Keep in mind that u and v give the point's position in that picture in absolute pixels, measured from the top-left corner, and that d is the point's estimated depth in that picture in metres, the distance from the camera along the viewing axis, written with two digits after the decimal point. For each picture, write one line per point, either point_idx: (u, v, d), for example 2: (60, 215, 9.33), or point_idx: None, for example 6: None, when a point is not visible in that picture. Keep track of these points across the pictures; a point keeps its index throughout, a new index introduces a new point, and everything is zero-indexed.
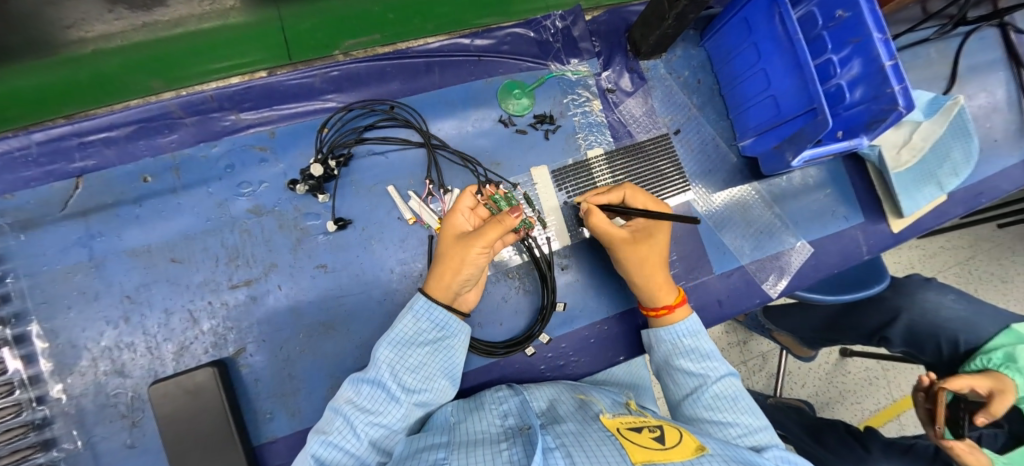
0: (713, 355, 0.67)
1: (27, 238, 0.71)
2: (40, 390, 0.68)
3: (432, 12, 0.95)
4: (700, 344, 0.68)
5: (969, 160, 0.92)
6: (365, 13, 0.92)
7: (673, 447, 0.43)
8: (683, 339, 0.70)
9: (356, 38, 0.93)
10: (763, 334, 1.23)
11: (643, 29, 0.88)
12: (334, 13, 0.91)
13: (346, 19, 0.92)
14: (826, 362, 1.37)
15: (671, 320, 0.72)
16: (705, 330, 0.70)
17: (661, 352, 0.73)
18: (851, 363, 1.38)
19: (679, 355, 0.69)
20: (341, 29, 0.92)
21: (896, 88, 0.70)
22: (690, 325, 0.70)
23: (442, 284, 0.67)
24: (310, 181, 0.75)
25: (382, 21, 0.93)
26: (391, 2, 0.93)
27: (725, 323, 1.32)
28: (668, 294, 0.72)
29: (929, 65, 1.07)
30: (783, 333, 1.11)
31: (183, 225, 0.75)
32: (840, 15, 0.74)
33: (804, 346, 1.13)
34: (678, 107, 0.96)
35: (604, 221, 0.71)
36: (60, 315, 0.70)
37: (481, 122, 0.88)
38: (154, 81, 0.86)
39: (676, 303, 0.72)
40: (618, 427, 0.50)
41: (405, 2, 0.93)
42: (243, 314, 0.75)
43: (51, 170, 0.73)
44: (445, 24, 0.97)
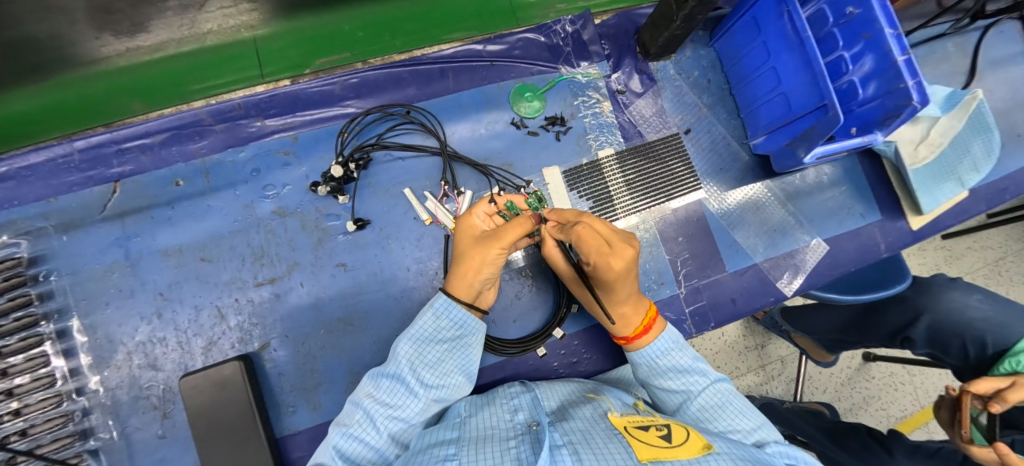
0: (692, 368, 0.66)
1: (69, 238, 0.76)
2: (79, 382, 0.72)
3: (401, 29, 1.02)
4: (675, 360, 0.67)
5: (990, 156, 0.90)
6: (338, 32, 0.99)
7: (680, 445, 0.44)
8: (657, 360, 0.68)
9: (328, 56, 0.99)
10: (782, 335, 1.23)
11: (652, 31, 0.89)
12: (307, 34, 0.99)
13: (319, 39, 0.99)
14: (849, 367, 1.34)
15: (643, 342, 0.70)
16: (680, 342, 0.69)
17: (640, 376, 0.71)
18: (874, 368, 1.34)
19: (657, 377, 0.67)
20: (314, 49, 0.99)
21: (910, 83, 0.70)
22: (661, 345, 0.68)
23: (463, 282, 0.69)
24: (332, 182, 0.78)
25: (353, 39, 1.00)
26: (363, 22, 1.00)
27: (743, 325, 1.31)
28: (625, 329, 0.70)
29: (947, 59, 1.06)
30: (802, 335, 1.12)
31: (211, 226, 0.79)
32: (851, 12, 0.74)
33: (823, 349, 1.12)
34: (688, 107, 0.97)
35: (558, 254, 0.74)
36: (98, 311, 0.74)
37: (493, 124, 0.90)
38: (135, 103, 0.93)
39: (634, 336, 0.70)
40: (626, 425, 0.51)
41: (374, 21, 1.00)
42: (267, 310, 0.78)
43: (91, 175, 0.78)
44: (413, 41, 1.02)
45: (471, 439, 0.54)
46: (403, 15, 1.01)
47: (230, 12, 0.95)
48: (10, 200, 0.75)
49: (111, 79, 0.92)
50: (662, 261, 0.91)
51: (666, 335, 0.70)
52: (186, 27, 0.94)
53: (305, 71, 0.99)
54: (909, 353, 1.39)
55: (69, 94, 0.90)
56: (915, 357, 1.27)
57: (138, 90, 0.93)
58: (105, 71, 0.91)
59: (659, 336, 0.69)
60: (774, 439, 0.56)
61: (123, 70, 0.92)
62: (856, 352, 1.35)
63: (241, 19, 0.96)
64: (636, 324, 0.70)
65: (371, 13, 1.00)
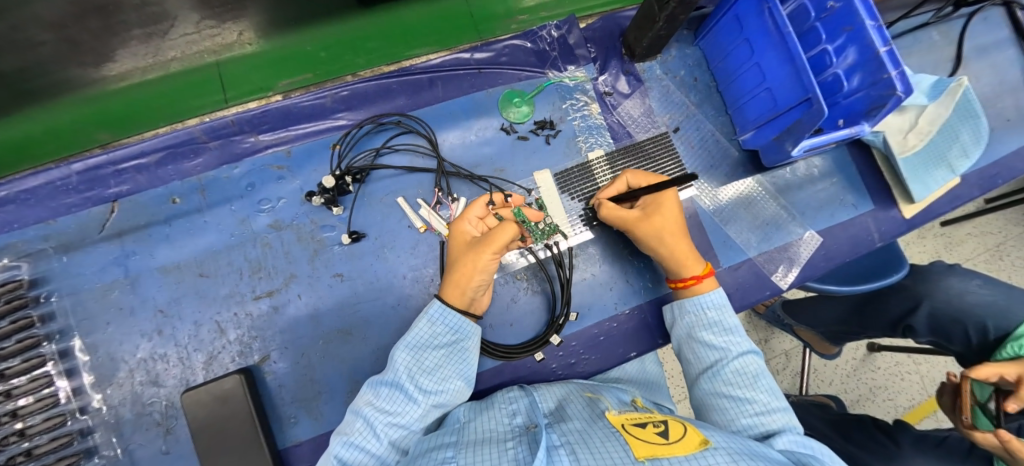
0: (737, 331, 0.69)
1: (69, 259, 0.77)
2: (83, 401, 0.73)
3: (363, 48, 1.07)
4: (724, 318, 0.70)
5: (978, 142, 0.92)
6: (301, 54, 1.05)
7: (677, 441, 0.44)
8: (706, 311, 0.71)
9: (290, 77, 1.04)
10: (785, 328, 1.24)
11: (636, 32, 0.90)
12: (272, 58, 1.05)
13: (283, 62, 1.05)
14: (853, 358, 1.34)
15: (699, 290, 0.74)
16: (730, 306, 0.71)
17: (683, 325, 0.74)
18: (878, 358, 1.34)
19: (701, 328, 0.71)
20: (277, 71, 1.04)
21: (893, 73, 0.71)
22: (713, 300, 0.71)
23: (456, 288, 0.70)
24: (326, 193, 0.79)
25: (316, 60, 1.05)
26: (325, 43, 1.06)
27: (745, 320, 1.32)
28: (695, 266, 0.74)
29: (932, 48, 1.07)
30: (805, 328, 1.13)
31: (208, 241, 0.80)
32: (832, 6, 0.76)
33: (826, 342, 1.13)
34: (675, 106, 0.98)
35: (613, 206, 0.76)
36: (99, 331, 0.75)
37: (484, 131, 0.91)
38: (102, 133, 0.99)
39: (703, 274, 0.74)
40: (624, 424, 0.52)
41: (336, 42, 1.06)
42: (266, 323, 0.78)
43: (88, 196, 0.79)
44: (375, 58, 1.07)
45: (473, 441, 0.55)
46: (365, 35, 1.07)
47: (192, 39, 1.02)
48: (11, 224, 0.76)
49: (79, 110, 0.98)
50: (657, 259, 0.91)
51: (718, 293, 0.73)
52: (150, 55, 1.01)
53: (270, 94, 1.04)
54: (913, 341, 1.39)
55: (36, 126, 0.96)
56: (919, 346, 1.26)
57: (106, 119, 0.98)
58: (71, 104, 0.98)
59: (715, 289, 0.74)
60: (791, 425, 0.58)
61: (92, 99, 0.98)
62: (859, 344, 1.35)
63: (204, 47, 1.03)
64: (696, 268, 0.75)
65: (333, 34, 1.06)
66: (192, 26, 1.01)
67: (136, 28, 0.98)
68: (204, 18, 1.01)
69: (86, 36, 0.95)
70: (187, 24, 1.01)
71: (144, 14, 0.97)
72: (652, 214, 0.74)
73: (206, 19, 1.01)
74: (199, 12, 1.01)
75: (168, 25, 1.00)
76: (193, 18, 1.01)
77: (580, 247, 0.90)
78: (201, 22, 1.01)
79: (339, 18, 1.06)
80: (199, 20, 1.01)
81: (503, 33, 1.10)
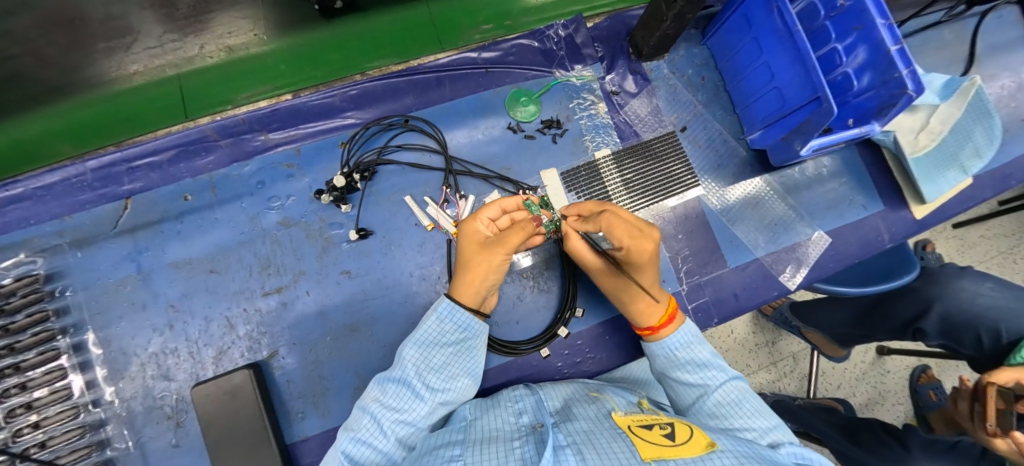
0: (710, 362, 0.65)
1: (83, 254, 0.78)
2: (95, 394, 0.74)
3: (322, 61, 1.11)
4: (694, 353, 0.67)
5: (992, 142, 0.90)
6: (261, 68, 1.10)
7: (684, 443, 0.44)
8: (676, 352, 0.68)
9: (249, 90, 1.09)
10: (792, 330, 1.23)
11: (643, 32, 0.90)
12: (229, 72, 1.10)
13: (242, 75, 1.10)
14: (862, 361, 1.32)
15: (660, 335, 0.71)
16: (698, 338, 0.69)
17: (660, 371, 0.71)
18: (889, 361, 1.33)
19: (675, 368, 0.67)
20: (236, 85, 1.09)
21: (904, 72, 0.70)
22: (681, 338, 0.69)
23: (469, 289, 0.71)
24: (335, 192, 0.80)
25: (276, 72, 1.11)
26: (284, 55, 1.11)
27: (751, 323, 1.31)
28: (648, 319, 0.71)
29: (945, 46, 1.05)
30: (812, 330, 1.14)
31: (218, 238, 0.81)
32: (841, 5, 0.76)
33: (834, 344, 1.14)
34: (683, 105, 0.97)
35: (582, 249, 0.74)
36: (112, 325, 0.76)
37: (490, 130, 0.91)
38: (65, 147, 1.03)
39: (659, 326, 0.71)
40: (629, 424, 0.52)
41: (297, 55, 1.11)
42: (275, 319, 0.79)
43: (103, 192, 0.80)
44: (334, 70, 1.12)
45: (477, 439, 0.56)
46: (323, 49, 1.12)
47: (155, 52, 1.09)
48: (27, 220, 0.78)
49: (44, 125, 1.03)
50: (663, 259, 0.91)
51: (687, 328, 0.70)
52: (113, 69, 1.07)
53: (230, 107, 1.09)
54: (924, 345, 1.37)
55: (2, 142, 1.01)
56: (931, 350, 1.25)
57: (70, 132, 1.03)
58: (37, 121, 1.03)
59: (678, 330, 0.70)
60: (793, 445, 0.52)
61: (81, 107, 1.05)
62: (869, 347, 1.33)
63: (167, 60, 1.09)
64: (658, 315, 0.71)
65: (293, 47, 1.12)
66: (155, 40, 1.09)
67: (100, 43, 1.07)
68: (168, 32, 1.10)
69: (52, 49, 1.06)
70: (150, 38, 1.09)
71: (109, 29, 1.08)
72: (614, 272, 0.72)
73: (168, 32, 1.10)
74: (163, 26, 1.10)
75: (132, 39, 1.09)
76: (157, 32, 1.09)
77: None
78: (164, 35, 1.10)
79: (299, 30, 1.13)
80: (162, 34, 1.10)
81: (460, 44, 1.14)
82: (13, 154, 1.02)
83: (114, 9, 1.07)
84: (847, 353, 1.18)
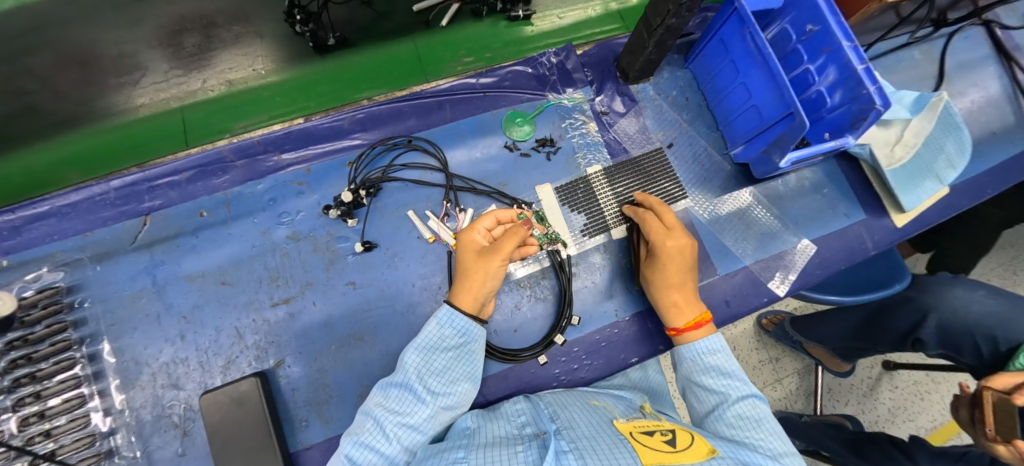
0: (736, 374, 0.66)
1: (102, 268, 0.82)
2: (106, 403, 0.76)
3: (314, 92, 1.20)
4: (722, 362, 0.68)
5: (963, 153, 0.96)
6: (256, 99, 1.18)
7: (684, 450, 0.46)
8: (703, 356, 0.70)
9: (246, 122, 1.16)
10: (795, 346, 1.26)
11: (629, 57, 0.97)
12: (224, 105, 1.17)
13: (238, 107, 1.17)
14: (869, 377, 1.32)
15: (692, 337, 0.73)
16: (726, 348, 0.70)
17: (683, 372, 0.72)
18: (897, 377, 1.33)
19: (699, 372, 0.69)
20: (229, 116, 1.16)
21: (872, 88, 0.76)
22: (709, 344, 0.70)
23: (468, 295, 0.74)
24: (342, 206, 0.85)
25: (269, 102, 1.18)
26: (278, 89, 1.20)
27: (756, 340, 1.34)
28: (677, 318, 0.74)
29: (915, 65, 1.13)
30: (815, 345, 1.16)
31: (231, 251, 0.85)
32: (811, 29, 0.83)
33: (837, 359, 1.16)
34: (669, 123, 1.03)
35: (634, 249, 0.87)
36: (126, 335, 0.79)
37: (488, 148, 0.97)
38: (72, 173, 1.08)
39: (686, 327, 0.73)
40: (632, 432, 0.54)
41: (290, 88, 1.20)
42: (282, 329, 0.82)
43: (124, 210, 0.85)
44: (326, 101, 1.20)
45: (479, 444, 0.58)
46: (314, 81, 1.21)
47: (161, 86, 1.17)
48: (52, 235, 0.83)
49: (54, 153, 1.09)
50: None
51: (716, 337, 0.72)
52: (123, 102, 1.15)
53: (226, 136, 1.15)
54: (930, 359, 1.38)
55: (14, 168, 1.07)
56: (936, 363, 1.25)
57: (77, 159, 1.08)
58: (50, 149, 1.10)
59: (708, 335, 0.72)
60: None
61: (94, 135, 1.12)
62: (874, 362, 1.33)
63: (172, 93, 1.17)
64: (689, 317, 0.74)
65: (289, 80, 1.21)
66: (161, 75, 1.18)
67: (111, 78, 1.16)
68: (174, 68, 1.19)
69: (65, 85, 1.14)
70: (157, 74, 1.18)
71: (120, 66, 1.17)
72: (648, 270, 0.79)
73: (174, 69, 1.19)
74: (169, 63, 1.19)
75: (140, 75, 1.18)
76: (163, 68, 1.18)
77: (581, 256, 0.93)
78: (170, 71, 1.18)
79: (299, 65, 1.22)
80: (168, 70, 1.19)
81: (444, 75, 1.24)
82: (20, 181, 1.07)
83: (126, 48, 1.18)
84: (849, 367, 1.19)
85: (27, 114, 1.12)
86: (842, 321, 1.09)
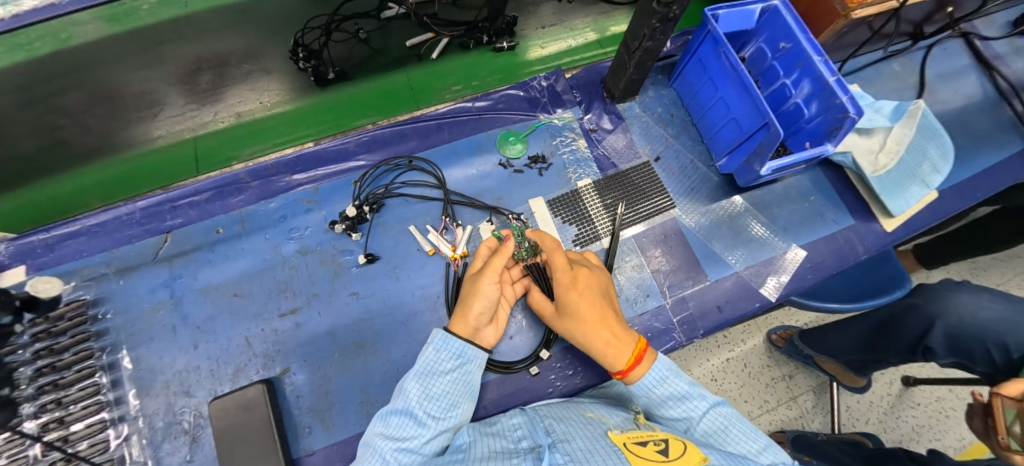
0: (690, 393, 0.66)
1: (125, 281, 0.88)
2: (122, 410, 0.80)
3: (315, 121, 1.31)
4: (673, 387, 0.66)
5: (945, 157, 0.99)
6: (264, 130, 1.29)
7: (680, 458, 0.49)
8: (656, 390, 0.67)
9: (250, 147, 1.27)
10: (807, 360, 1.23)
11: (613, 78, 1.04)
12: (234, 134, 1.29)
13: (248, 136, 1.28)
14: (889, 394, 1.29)
15: (635, 377, 0.68)
16: (672, 370, 0.68)
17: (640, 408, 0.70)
18: (917, 394, 1.29)
19: (657, 406, 0.66)
20: (239, 143, 1.27)
21: (844, 98, 0.81)
22: (656, 375, 0.67)
23: (463, 317, 0.78)
24: (347, 221, 0.91)
25: (274, 132, 1.30)
26: (282, 118, 1.31)
27: (766, 356, 1.33)
28: (616, 359, 0.69)
29: (896, 76, 1.17)
30: (827, 358, 1.12)
31: (244, 265, 0.91)
32: (784, 47, 0.89)
33: (851, 373, 1.13)
34: (655, 138, 1.09)
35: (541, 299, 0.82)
36: (144, 345, 0.84)
37: (484, 166, 1.03)
38: (93, 199, 1.18)
39: (627, 366, 0.68)
40: (626, 442, 0.56)
41: (294, 118, 1.31)
42: (289, 337, 0.87)
43: (148, 228, 0.93)
44: (326, 129, 1.30)
45: (481, 458, 0.60)
46: (317, 111, 1.33)
47: (178, 119, 1.29)
48: (80, 252, 0.90)
49: (77, 182, 1.19)
50: (646, 275, 0.97)
51: (660, 363, 0.69)
52: (142, 134, 1.27)
53: (236, 163, 1.25)
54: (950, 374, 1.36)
55: (39, 196, 1.17)
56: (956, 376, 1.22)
57: (97, 187, 1.19)
58: (72, 178, 1.20)
59: (648, 368, 0.68)
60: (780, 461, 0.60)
61: (111, 166, 1.22)
62: (893, 378, 1.30)
63: (185, 125, 1.29)
64: (625, 355, 0.69)
65: (295, 111, 1.32)
66: (177, 109, 1.29)
67: (133, 114, 1.27)
68: (189, 102, 1.31)
69: (92, 120, 1.25)
70: (173, 108, 1.29)
71: (142, 102, 1.29)
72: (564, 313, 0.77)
73: (190, 103, 1.30)
74: (185, 98, 1.31)
75: (157, 109, 1.29)
76: (180, 102, 1.30)
77: None
78: (186, 105, 1.30)
79: (303, 98, 1.34)
80: (184, 104, 1.30)
81: (435, 103, 1.34)
82: (46, 207, 1.17)
83: (147, 86, 1.30)
84: (866, 381, 1.16)
85: (55, 148, 1.22)
86: (849, 332, 1.06)
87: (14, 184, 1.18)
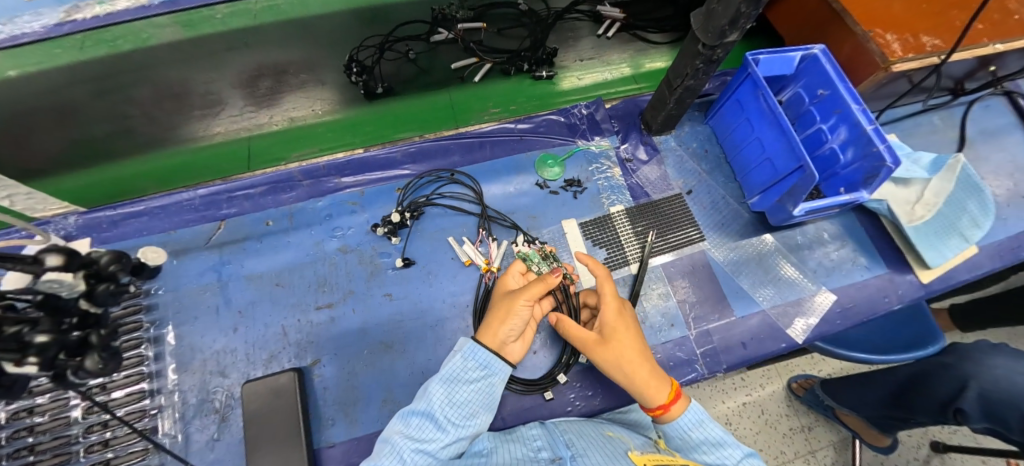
0: (725, 441, 0.65)
1: (178, 262, 0.94)
2: (158, 384, 0.84)
3: (360, 131, 1.39)
4: (709, 432, 0.66)
5: (986, 213, 0.98)
6: (314, 135, 1.38)
7: None
8: (690, 432, 0.66)
9: (297, 150, 1.35)
10: (826, 412, 1.19)
11: (652, 111, 1.09)
12: (286, 137, 1.37)
13: (299, 139, 1.37)
14: (915, 458, 1.23)
15: (671, 416, 0.68)
16: (708, 415, 0.68)
17: (670, 449, 0.69)
18: (948, 460, 1.23)
19: (690, 449, 0.66)
20: (290, 146, 1.36)
21: (881, 147, 0.82)
22: (692, 417, 0.67)
23: (491, 330, 0.76)
24: (389, 225, 0.96)
25: (323, 137, 1.38)
26: (331, 125, 1.39)
27: (784, 402, 1.29)
28: (659, 394, 0.67)
29: (935, 131, 1.18)
30: (848, 411, 1.08)
31: (288, 257, 0.96)
32: (822, 93, 0.92)
33: (873, 429, 1.09)
34: (689, 173, 1.12)
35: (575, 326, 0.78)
36: (188, 323, 0.89)
37: (521, 184, 1.08)
38: (150, 185, 1.28)
39: (670, 402, 0.68)
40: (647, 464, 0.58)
41: (341, 126, 1.40)
42: (322, 330, 0.90)
43: (205, 215, 0.99)
44: (371, 138, 1.38)
45: None
46: (364, 121, 1.41)
47: (235, 119, 1.39)
48: (142, 231, 0.97)
49: (139, 169, 1.29)
50: (673, 304, 0.98)
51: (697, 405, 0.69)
52: (202, 129, 1.36)
53: (283, 163, 1.33)
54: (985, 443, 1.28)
55: (105, 178, 1.27)
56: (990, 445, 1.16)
57: (155, 174, 1.29)
58: (134, 165, 1.30)
59: (686, 407, 0.68)
60: None
61: (172, 156, 1.32)
62: (921, 441, 1.25)
63: (243, 125, 1.38)
64: (666, 390, 0.68)
65: (342, 119, 1.41)
66: (237, 110, 1.40)
67: (196, 111, 1.37)
68: (248, 104, 1.41)
69: (159, 113, 1.36)
70: (234, 109, 1.39)
71: (205, 101, 1.39)
72: (609, 339, 0.74)
73: (248, 105, 1.40)
74: (245, 101, 1.41)
75: (219, 109, 1.39)
76: (240, 104, 1.40)
77: None
78: (244, 107, 1.40)
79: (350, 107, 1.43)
80: (243, 106, 1.40)
81: (474, 122, 1.41)
82: (109, 187, 1.27)
83: (211, 87, 1.40)
84: (891, 441, 1.11)
85: (122, 135, 1.32)
86: (872, 386, 1.02)
87: (83, 165, 1.28)
